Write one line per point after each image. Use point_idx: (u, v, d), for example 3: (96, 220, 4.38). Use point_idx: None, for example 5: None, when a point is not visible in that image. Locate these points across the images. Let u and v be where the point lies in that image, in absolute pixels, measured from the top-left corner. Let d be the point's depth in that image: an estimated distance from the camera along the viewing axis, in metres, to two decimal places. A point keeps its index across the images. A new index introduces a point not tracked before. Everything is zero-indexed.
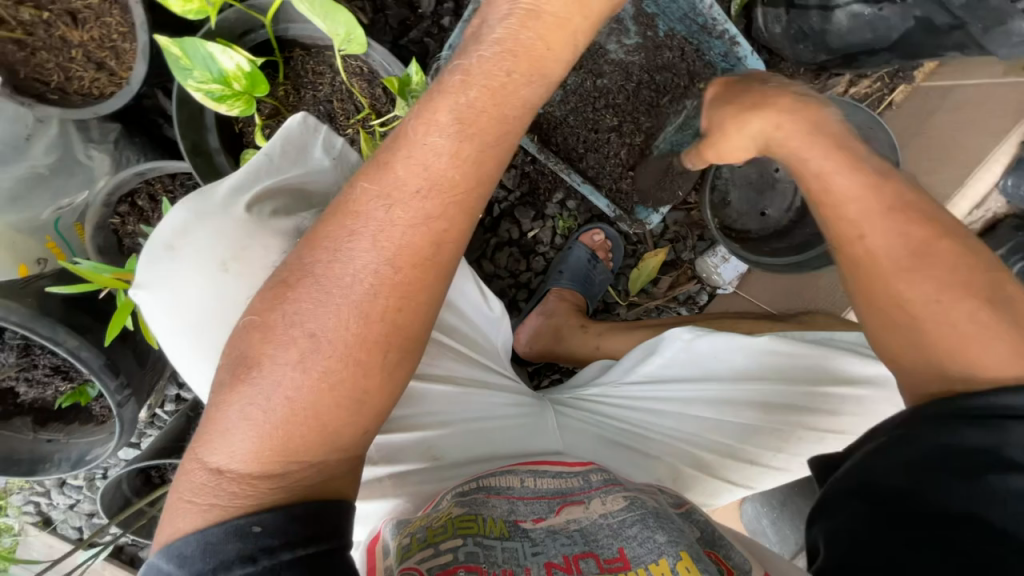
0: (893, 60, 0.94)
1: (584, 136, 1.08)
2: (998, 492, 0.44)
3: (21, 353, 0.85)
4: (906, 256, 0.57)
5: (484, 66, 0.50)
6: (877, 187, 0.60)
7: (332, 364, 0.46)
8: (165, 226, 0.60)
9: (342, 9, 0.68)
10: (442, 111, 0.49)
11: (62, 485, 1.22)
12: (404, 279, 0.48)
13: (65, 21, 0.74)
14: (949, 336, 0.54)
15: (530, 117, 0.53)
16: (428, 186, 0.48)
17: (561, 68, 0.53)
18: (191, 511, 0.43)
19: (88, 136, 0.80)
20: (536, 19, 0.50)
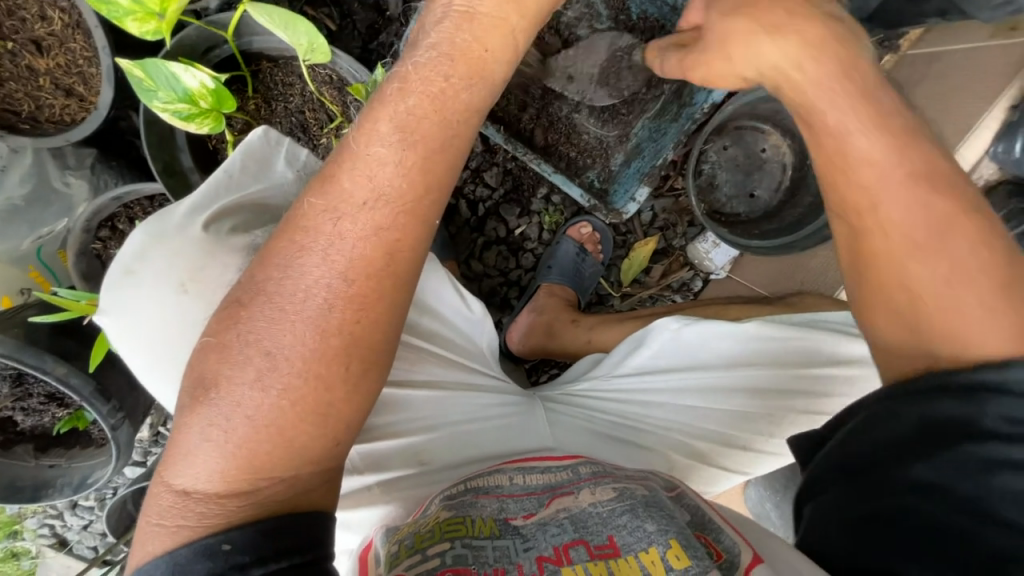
0: (871, 30, 0.91)
1: (558, 125, 1.08)
2: (989, 462, 0.41)
3: (14, 383, 0.86)
4: (921, 230, 0.50)
5: (422, 72, 0.50)
6: (901, 151, 0.52)
7: (293, 379, 0.46)
8: (126, 250, 0.61)
9: (302, 19, 0.68)
10: (383, 120, 0.49)
11: (74, 507, 1.24)
12: (360, 292, 0.47)
13: (30, 49, 0.74)
14: (950, 318, 0.48)
15: (476, 121, 0.53)
16: (375, 198, 0.48)
17: (500, 69, 0.53)
18: (161, 532, 0.43)
19: (65, 163, 0.80)
20: (473, 20, 0.51)
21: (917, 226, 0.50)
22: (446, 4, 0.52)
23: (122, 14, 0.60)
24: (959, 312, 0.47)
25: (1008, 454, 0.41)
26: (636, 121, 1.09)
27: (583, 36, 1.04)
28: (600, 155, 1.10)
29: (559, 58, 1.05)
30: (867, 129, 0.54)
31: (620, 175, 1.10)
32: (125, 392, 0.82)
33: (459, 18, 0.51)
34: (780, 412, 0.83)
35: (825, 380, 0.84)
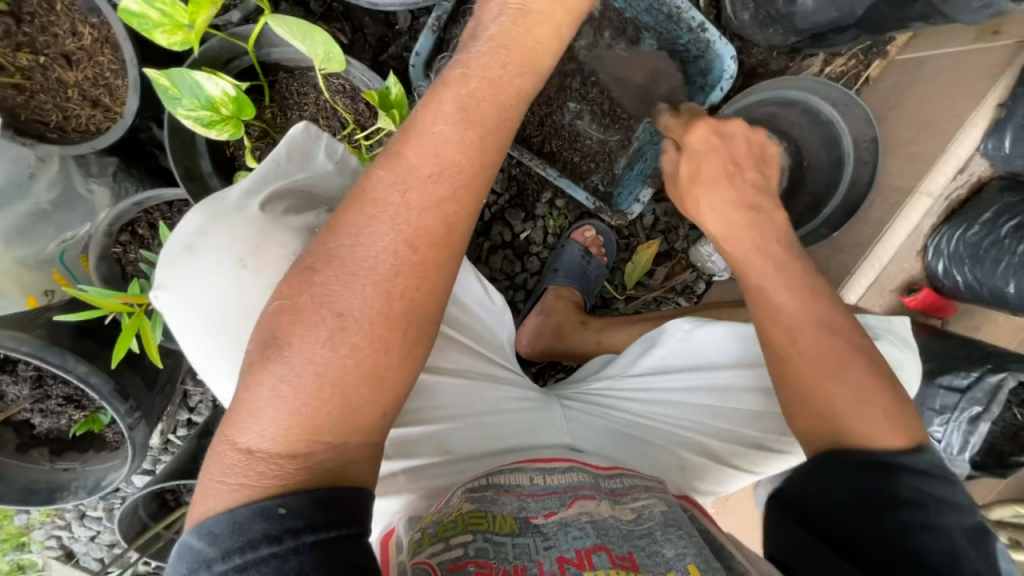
0: (860, 34, 0.96)
1: (558, 132, 1.11)
2: (906, 525, 0.55)
3: (34, 384, 0.88)
4: (826, 359, 0.62)
5: (481, 60, 0.54)
6: (810, 292, 0.65)
7: (361, 341, 0.48)
8: (183, 229, 0.62)
9: (320, 30, 0.72)
10: (447, 102, 0.52)
11: (82, 517, 1.24)
12: (421, 259, 0.50)
13: (61, 63, 0.78)
14: (851, 424, 0.60)
15: (526, 106, 0.57)
16: (440, 171, 0.51)
17: (549, 60, 0.58)
18: (223, 491, 0.44)
19: (88, 171, 0.84)
20: (525, 16, 0.56)
21: (819, 345, 0.63)
22: (503, 2, 0.57)
23: (152, 27, 0.64)
24: (867, 425, 0.59)
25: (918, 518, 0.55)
26: (638, 126, 1.12)
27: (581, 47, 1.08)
28: (602, 160, 1.13)
29: (561, 69, 1.09)
30: (758, 264, 0.69)
31: (623, 179, 1.14)
32: (142, 394, 0.83)
33: (513, 15, 0.56)
34: None
35: None
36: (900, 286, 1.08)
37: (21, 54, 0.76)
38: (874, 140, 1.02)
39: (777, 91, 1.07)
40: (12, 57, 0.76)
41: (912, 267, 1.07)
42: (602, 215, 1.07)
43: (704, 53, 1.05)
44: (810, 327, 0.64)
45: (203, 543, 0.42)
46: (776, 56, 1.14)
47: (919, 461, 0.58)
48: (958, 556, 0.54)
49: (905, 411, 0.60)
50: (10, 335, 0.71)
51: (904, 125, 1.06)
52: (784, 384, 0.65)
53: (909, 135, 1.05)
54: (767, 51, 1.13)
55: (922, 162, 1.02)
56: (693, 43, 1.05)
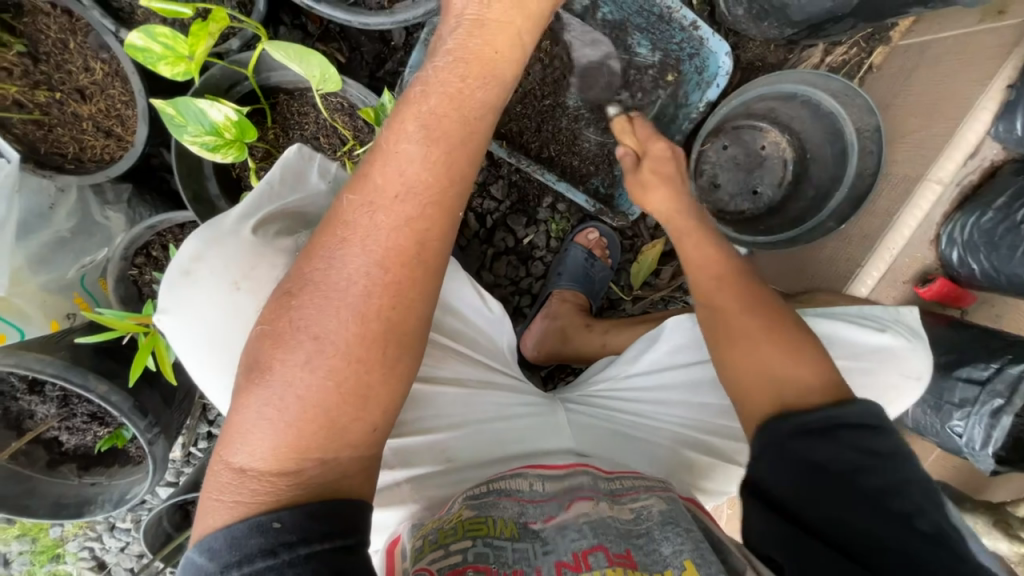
0: (858, 23, 0.94)
1: (554, 137, 1.12)
2: (860, 490, 0.56)
3: (60, 403, 0.93)
4: (749, 326, 0.71)
5: (441, 75, 0.55)
6: (733, 275, 0.79)
7: (339, 361, 0.49)
8: (182, 254, 0.63)
9: (314, 52, 0.74)
10: (410, 121, 0.54)
11: (113, 529, 1.29)
12: (395, 278, 0.51)
13: (75, 97, 0.81)
14: (781, 382, 0.65)
15: (493, 116, 0.58)
16: (406, 190, 0.52)
17: (511, 69, 0.58)
18: (220, 508, 0.46)
19: (104, 199, 0.88)
20: (482, 26, 0.57)
21: (738, 303, 0.75)
22: (459, 15, 0.58)
23: (156, 60, 0.67)
24: (789, 374, 0.65)
25: (871, 482, 0.56)
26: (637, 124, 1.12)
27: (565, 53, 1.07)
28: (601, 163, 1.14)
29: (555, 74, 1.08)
30: (696, 245, 0.84)
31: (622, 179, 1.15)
32: (161, 409, 0.87)
33: (471, 26, 0.57)
34: None
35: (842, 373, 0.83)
36: (914, 277, 1.05)
37: (38, 92, 0.80)
38: (876, 130, 0.99)
39: (775, 86, 1.05)
40: (30, 95, 0.80)
41: (925, 256, 1.04)
42: (603, 216, 1.10)
43: (699, 50, 1.05)
44: (733, 292, 0.77)
45: (203, 558, 0.44)
46: (774, 49, 1.13)
47: (859, 417, 0.59)
48: (912, 514, 0.55)
49: (829, 367, 0.65)
50: (36, 358, 0.74)
51: (910, 111, 1.04)
52: (714, 345, 0.74)
53: (915, 122, 1.02)
54: (764, 45, 1.12)
55: (930, 148, 0.99)
56: (687, 41, 1.06)
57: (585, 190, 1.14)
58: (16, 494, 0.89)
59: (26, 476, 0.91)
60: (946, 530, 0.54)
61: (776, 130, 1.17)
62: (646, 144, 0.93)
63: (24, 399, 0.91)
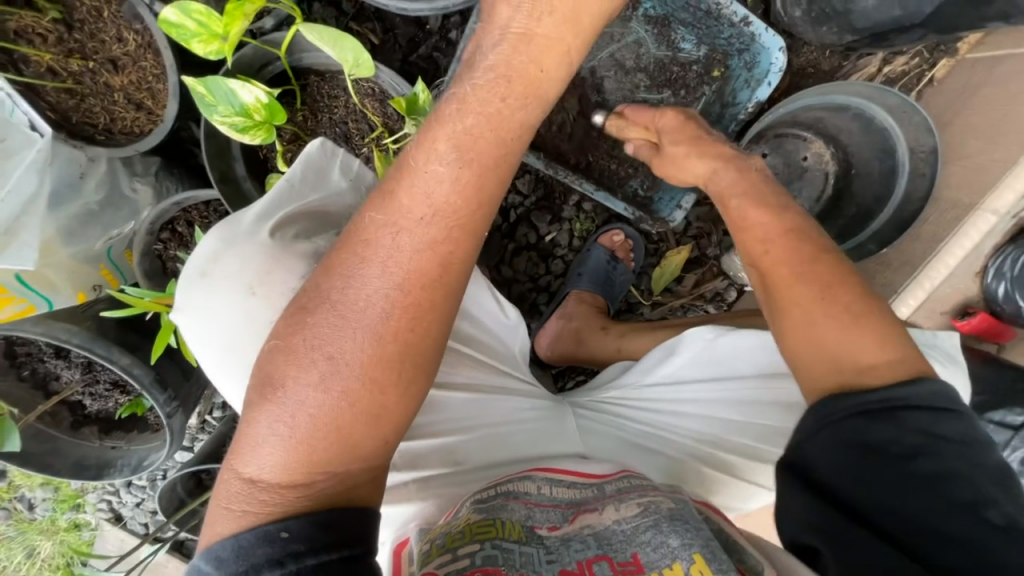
0: (927, 34, 0.88)
1: (586, 140, 1.09)
2: (917, 475, 0.52)
3: (85, 369, 0.95)
4: (816, 292, 0.64)
5: (479, 93, 0.53)
6: (795, 229, 0.70)
7: (352, 383, 0.49)
8: (200, 253, 0.62)
9: (350, 37, 0.72)
10: (441, 140, 0.52)
11: (129, 485, 1.34)
12: (414, 301, 0.50)
13: (108, 67, 0.80)
14: (846, 356, 0.60)
15: (529, 136, 0.56)
16: (433, 213, 0.51)
17: (555, 86, 0.56)
18: (228, 516, 0.47)
19: (133, 171, 0.87)
20: (529, 41, 0.53)
21: (795, 263, 0.67)
22: (504, 26, 0.54)
23: (190, 36, 0.65)
24: (851, 347, 0.60)
25: (930, 466, 0.52)
26: None
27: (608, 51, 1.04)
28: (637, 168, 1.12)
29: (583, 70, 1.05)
30: (743, 200, 0.75)
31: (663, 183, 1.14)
32: (180, 383, 0.88)
33: (517, 40, 0.53)
34: None
35: None
36: (953, 308, 1.00)
37: (71, 60, 0.79)
38: (933, 151, 0.94)
39: (824, 97, 1.00)
40: (64, 63, 0.79)
41: (967, 288, 0.99)
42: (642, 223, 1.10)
43: (749, 46, 1.00)
44: (788, 250, 0.68)
45: (210, 565, 0.45)
46: (829, 55, 1.06)
47: (921, 398, 0.55)
48: (979, 504, 0.50)
49: (893, 335, 0.60)
50: (64, 328, 0.76)
51: (970, 133, 0.97)
52: (772, 312, 0.67)
53: (975, 145, 0.96)
54: (819, 50, 1.06)
55: (987, 175, 0.93)
56: (735, 38, 1.00)
57: (623, 199, 1.12)
58: (40, 452, 0.93)
59: (50, 436, 0.95)
60: (1017, 523, 0.50)
61: (822, 140, 1.11)
62: (654, 123, 0.94)
63: (51, 362, 0.94)
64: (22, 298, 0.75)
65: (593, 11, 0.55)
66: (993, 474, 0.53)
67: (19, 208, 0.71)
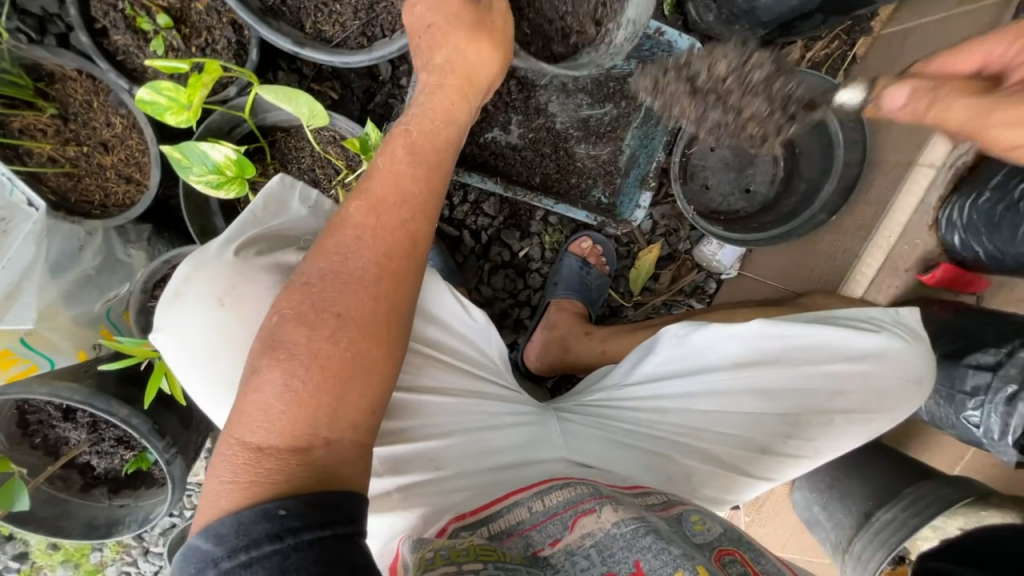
0: (828, 17, 0.96)
1: (540, 157, 1.17)
2: None
3: (91, 429, 1.00)
4: None
5: (417, 120, 0.74)
6: None
7: (353, 336, 0.59)
8: (176, 276, 0.70)
9: (302, 93, 0.82)
10: (399, 149, 0.70)
11: (147, 553, 1.36)
12: (398, 267, 0.64)
13: (100, 150, 0.91)
14: None
15: (458, 148, 0.77)
16: (403, 199, 0.67)
17: (468, 113, 0.78)
18: (233, 490, 0.52)
19: (127, 239, 0.96)
20: (444, 83, 0.76)
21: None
22: (426, 76, 0.77)
23: (162, 110, 0.74)
24: None
25: None
26: (625, 133, 1.18)
27: (548, 78, 1.11)
28: (603, 172, 1.19)
29: (522, 97, 1.13)
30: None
31: (623, 187, 1.20)
32: (179, 430, 0.93)
33: (435, 84, 0.76)
34: (793, 412, 0.87)
35: (830, 376, 0.88)
36: (915, 263, 1.02)
37: (69, 148, 0.90)
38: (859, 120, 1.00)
39: (751, 85, 1.07)
40: (63, 151, 0.90)
41: (927, 242, 1.02)
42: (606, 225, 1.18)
43: (670, 52, 1.08)
44: None
45: (210, 542, 0.49)
46: None
47: None
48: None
49: None
50: (65, 386, 0.82)
51: None
52: None
53: None
54: None
55: (916, 134, 0.98)
56: (656, 47, 1.09)
57: (585, 208, 1.18)
58: (52, 516, 0.97)
59: (61, 499, 0.99)
60: None
61: None
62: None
63: (60, 427, 0.99)
64: (25, 358, 0.82)
65: (482, 73, 0.78)
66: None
67: (20, 273, 0.77)
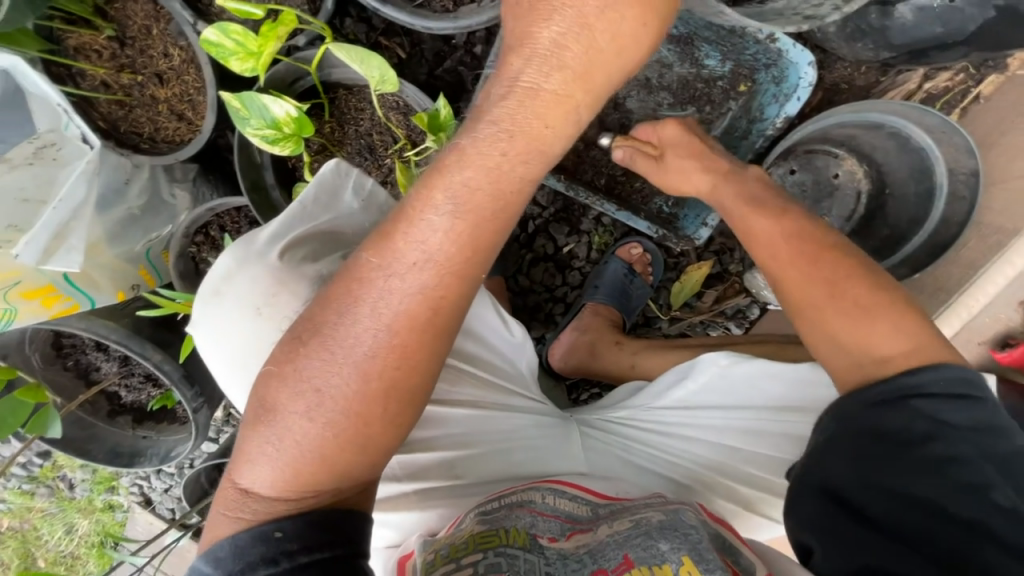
0: (970, 53, 0.84)
1: (603, 156, 1.09)
2: None
3: (122, 363, 1.02)
4: (804, 266, 0.68)
5: (479, 147, 0.53)
6: (785, 228, 0.71)
7: (338, 416, 0.52)
8: (215, 270, 0.66)
9: (376, 55, 0.74)
10: (439, 190, 0.52)
11: (159, 472, 1.41)
12: (403, 341, 0.53)
13: (154, 81, 0.85)
14: (852, 330, 0.62)
15: (533, 189, 0.56)
16: (425, 260, 0.52)
17: (560, 144, 0.55)
18: (226, 521, 0.52)
19: (172, 176, 0.91)
20: (534, 97, 0.52)
21: (807, 266, 0.67)
22: (511, 81, 0.52)
23: (228, 54, 0.68)
24: (873, 343, 0.60)
25: None
26: None
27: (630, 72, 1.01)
28: None
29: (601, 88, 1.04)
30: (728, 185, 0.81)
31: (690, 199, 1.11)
32: (206, 380, 0.93)
33: (522, 96, 0.52)
34: None
35: None
36: (992, 338, 0.96)
37: (122, 74, 0.85)
38: (973, 174, 0.90)
39: (855, 114, 0.96)
40: (116, 77, 0.85)
41: (1009, 318, 0.95)
42: (667, 241, 1.11)
43: (776, 62, 0.97)
44: (795, 246, 0.70)
45: (209, 566, 0.49)
46: (864, 71, 1.04)
47: None
48: (990, 486, 0.51)
49: (910, 323, 0.60)
50: (102, 324, 0.85)
51: (1015, 156, 0.93)
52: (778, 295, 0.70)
53: None
54: (854, 66, 1.03)
55: None
56: (763, 53, 0.96)
57: (647, 218, 1.10)
58: (80, 438, 1.00)
59: (89, 423, 1.01)
60: None
61: (854, 157, 1.06)
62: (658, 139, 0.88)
63: (92, 355, 1.01)
64: (68, 296, 0.77)
65: (603, 82, 0.54)
66: (1010, 462, 0.53)
67: (71, 212, 0.74)
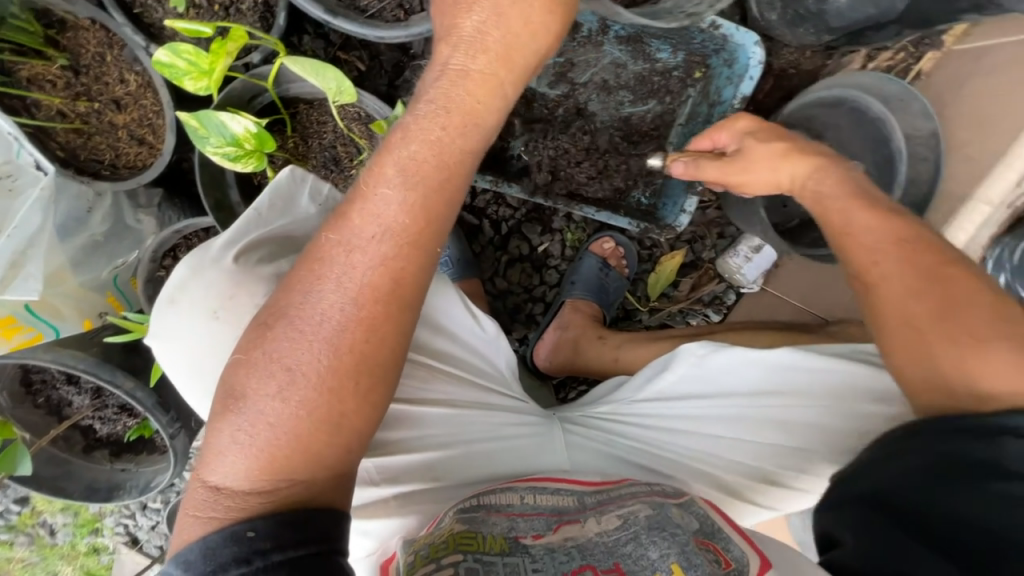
0: (904, 30, 0.88)
1: (569, 159, 1.11)
2: None
3: (94, 395, 1.00)
4: (919, 277, 0.60)
5: (421, 123, 0.56)
6: (899, 232, 0.63)
7: (310, 394, 0.53)
8: (171, 281, 0.66)
9: (331, 66, 0.75)
10: (388, 165, 0.55)
11: (145, 508, 1.38)
12: (370, 313, 0.54)
13: (112, 107, 0.85)
14: (954, 354, 0.56)
15: (479, 159, 0.60)
16: (382, 232, 0.54)
17: (493, 116, 0.58)
18: (196, 523, 0.50)
19: (137, 203, 0.91)
20: (465, 76, 0.56)
21: (918, 280, 0.60)
22: (444, 63, 0.56)
23: (181, 74, 0.69)
24: (974, 370, 0.54)
25: None
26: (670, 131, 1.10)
27: (589, 75, 1.05)
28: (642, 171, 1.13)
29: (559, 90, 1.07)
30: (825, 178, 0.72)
31: (667, 188, 1.12)
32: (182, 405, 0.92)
33: (453, 75, 0.56)
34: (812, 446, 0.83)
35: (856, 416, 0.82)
36: None
37: (78, 103, 0.85)
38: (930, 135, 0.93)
39: (798, 100, 1.01)
40: (72, 105, 0.85)
41: None
42: (649, 232, 1.12)
43: (723, 46, 0.99)
44: (909, 255, 0.61)
45: (178, 570, 0.47)
46: (810, 55, 1.08)
47: None
48: None
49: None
50: (70, 354, 0.81)
51: (958, 125, 0.98)
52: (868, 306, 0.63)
53: (965, 135, 0.96)
54: (800, 52, 1.07)
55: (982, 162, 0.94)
56: (708, 40, 0.99)
57: (627, 213, 1.12)
58: (54, 476, 0.97)
59: (64, 459, 0.98)
60: None
61: None
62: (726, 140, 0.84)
63: (63, 389, 0.99)
64: (30, 327, 0.76)
65: (524, 60, 0.58)
66: None
67: (26, 241, 0.72)
